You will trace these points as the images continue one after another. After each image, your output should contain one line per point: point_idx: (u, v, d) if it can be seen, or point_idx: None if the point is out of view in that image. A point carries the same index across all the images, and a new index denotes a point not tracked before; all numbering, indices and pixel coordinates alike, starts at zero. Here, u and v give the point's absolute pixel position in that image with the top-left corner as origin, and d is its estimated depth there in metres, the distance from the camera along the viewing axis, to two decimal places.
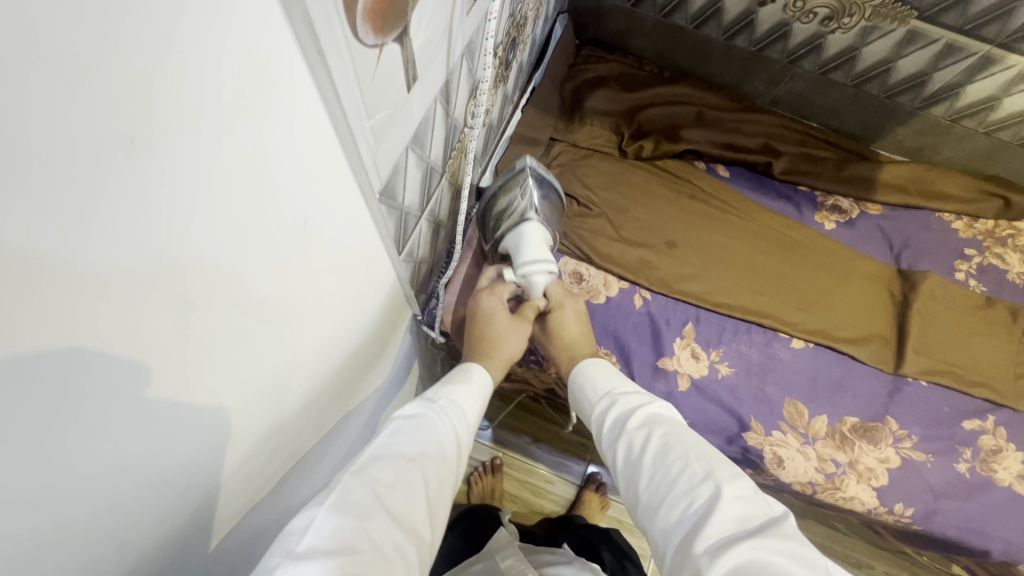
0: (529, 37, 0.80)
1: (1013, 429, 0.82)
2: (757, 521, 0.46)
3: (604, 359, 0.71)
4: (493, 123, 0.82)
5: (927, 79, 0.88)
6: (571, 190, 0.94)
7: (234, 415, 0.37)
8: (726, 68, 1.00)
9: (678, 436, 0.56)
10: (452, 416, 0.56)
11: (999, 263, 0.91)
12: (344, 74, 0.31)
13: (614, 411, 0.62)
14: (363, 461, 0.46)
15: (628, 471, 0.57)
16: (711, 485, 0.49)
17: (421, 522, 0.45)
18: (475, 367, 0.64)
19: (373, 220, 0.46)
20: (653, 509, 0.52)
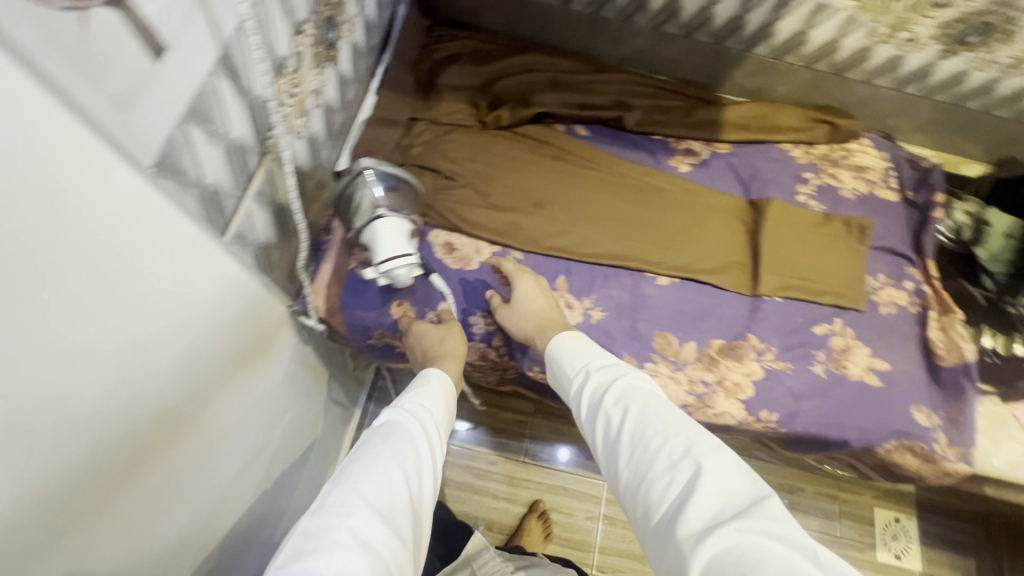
0: (358, 19, 0.82)
1: (859, 328, 0.91)
2: (738, 499, 0.50)
3: (579, 333, 0.76)
4: (336, 105, 0.82)
5: (743, 22, 0.95)
6: (436, 165, 0.95)
7: (74, 418, 0.42)
8: (573, 33, 1.05)
9: (659, 413, 0.60)
10: (417, 415, 0.64)
11: (833, 182, 1.00)
12: (90, 95, 0.36)
13: (596, 387, 0.67)
14: (349, 474, 0.54)
15: (612, 446, 0.61)
16: (692, 462, 0.53)
17: (405, 510, 0.54)
18: (432, 370, 0.72)
19: (184, 215, 0.50)
20: (635, 483, 0.57)
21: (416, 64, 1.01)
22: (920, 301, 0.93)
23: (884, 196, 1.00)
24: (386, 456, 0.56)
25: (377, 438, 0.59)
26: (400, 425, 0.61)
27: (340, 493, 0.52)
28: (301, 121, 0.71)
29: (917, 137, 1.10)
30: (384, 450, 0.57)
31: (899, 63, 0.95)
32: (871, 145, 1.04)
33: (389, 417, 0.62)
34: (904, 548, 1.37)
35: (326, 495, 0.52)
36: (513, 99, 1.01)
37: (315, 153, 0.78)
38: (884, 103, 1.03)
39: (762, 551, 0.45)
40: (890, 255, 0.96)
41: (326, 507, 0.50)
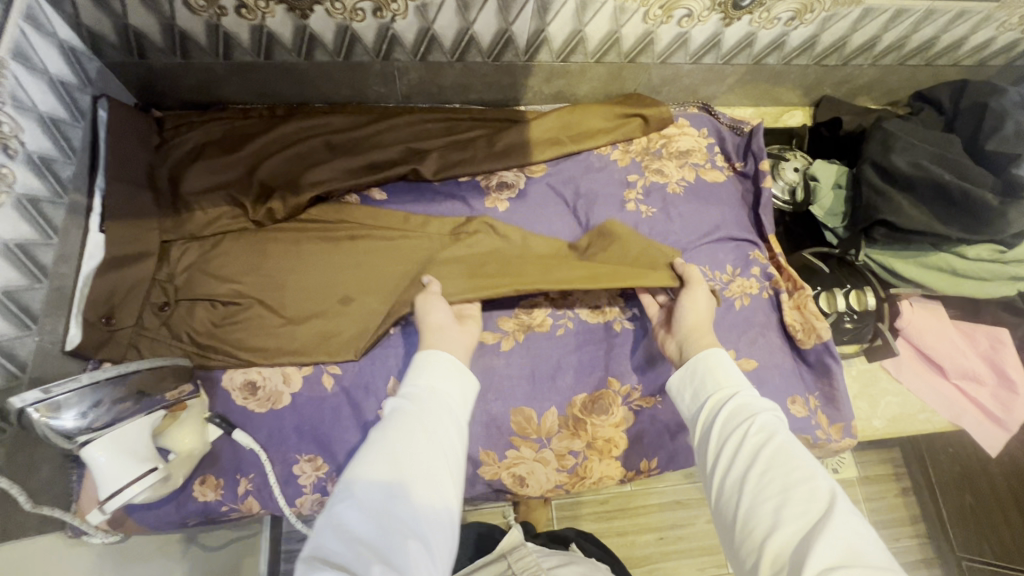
0: (11, 165, 0.62)
1: (719, 333, 0.85)
2: (876, 559, 0.43)
3: (724, 352, 0.65)
4: (22, 282, 0.63)
5: (512, 35, 0.82)
6: (206, 291, 0.78)
7: None
8: (336, 84, 0.89)
9: (795, 448, 0.52)
10: (435, 407, 0.56)
11: (660, 178, 0.92)
12: None
13: (735, 402, 0.58)
14: (370, 477, 0.48)
15: (733, 461, 0.54)
16: (839, 508, 0.46)
17: (420, 482, 0.49)
18: (445, 354, 0.63)
19: None
20: (752, 502, 0.50)
21: (150, 171, 0.80)
22: (770, 285, 0.88)
23: (713, 178, 0.94)
24: (403, 445, 0.51)
25: (395, 433, 0.52)
26: (416, 413, 0.55)
27: (353, 494, 0.47)
28: None
29: (734, 98, 1.04)
30: (401, 440, 0.51)
31: (687, 39, 0.87)
32: (688, 125, 0.97)
33: (402, 408, 0.55)
34: (839, 461, 1.40)
35: (340, 494, 0.48)
36: (285, 182, 0.84)
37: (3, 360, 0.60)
38: (689, 76, 0.96)
39: None
40: (732, 243, 0.91)
41: (345, 501, 0.47)
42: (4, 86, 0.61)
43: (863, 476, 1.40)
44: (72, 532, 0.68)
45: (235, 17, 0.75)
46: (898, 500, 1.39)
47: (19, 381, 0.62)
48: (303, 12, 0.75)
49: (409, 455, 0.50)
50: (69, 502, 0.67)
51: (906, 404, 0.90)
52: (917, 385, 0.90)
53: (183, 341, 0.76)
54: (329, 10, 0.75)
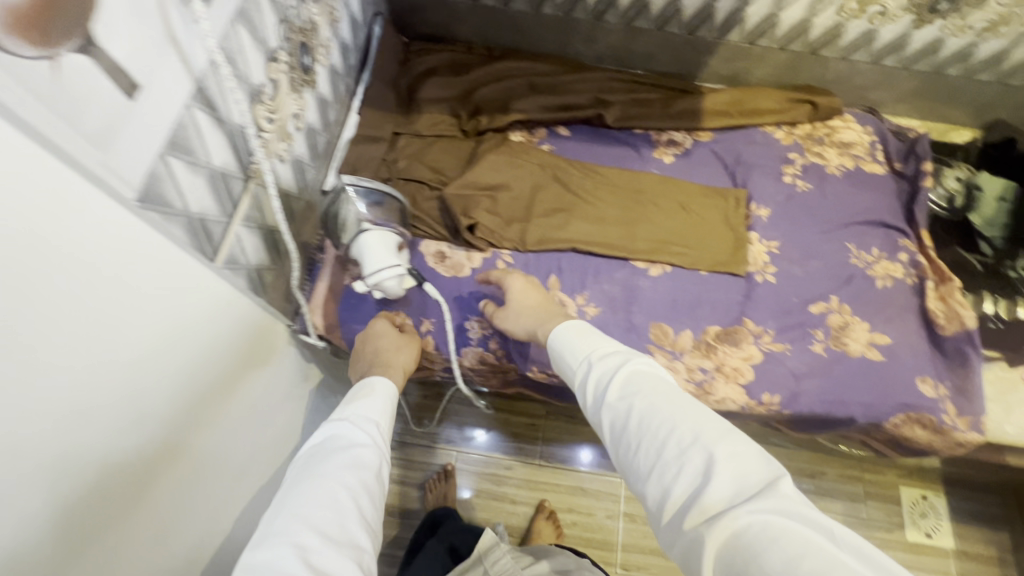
0: (333, 42, 0.84)
1: (856, 304, 0.90)
2: (756, 480, 0.51)
3: (586, 324, 0.74)
4: (317, 129, 0.83)
5: (712, 11, 0.95)
6: (422, 176, 0.97)
7: (71, 410, 0.44)
8: (547, 37, 1.06)
9: (661, 403, 0.59)
10: (362, 430, 0.68)
11: (819, 160, 1.00)
12: (49, 119, 0.37)
13: (596, 376, 0.67)
14: (294, 515, 0.56)
15: (618, 440, 0.62)
16: (713, 453, 0.53)
17: (343, 512, 0.58)
18: (377, 379, 0.76)
19: (151, 226, 0.50)
20: (645, 474, 0.57)
21: (396, 80, 1.02)
22: (916, 273, 0.92)
23: (872, 170, 1.00)
24: (333, 473, 0.61)
25: (322, 465, 0.62)
26: (342, 438, 0.66)
27: (283, 521, 0.55)
28: (284, 146, 0.73)
29: (902, 108, 1.09)
30: (329, 471, 0.61)
31: (873, 37, 0.95)
32: (854, 121, 1.04)
33: (332, 435, 0.66)
34: (934, 526, 1.29)
35: (270, 525, 0.56)
36: (493, 106, 1.02)
37: (301, 176, 0.80)
38: (863, 77, 1.03)
39: (775, 525, 0.45)
40: (883, 229, 0.95)
41: (271, 541, 0.53)
42: None
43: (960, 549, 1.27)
44: (297, 327, 0.85)
45: None
46: None
47: (303, 196, 0.82)
48: None
49: (341, 488, 0.60)
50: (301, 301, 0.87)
51: None
52: None
53: None
54: None
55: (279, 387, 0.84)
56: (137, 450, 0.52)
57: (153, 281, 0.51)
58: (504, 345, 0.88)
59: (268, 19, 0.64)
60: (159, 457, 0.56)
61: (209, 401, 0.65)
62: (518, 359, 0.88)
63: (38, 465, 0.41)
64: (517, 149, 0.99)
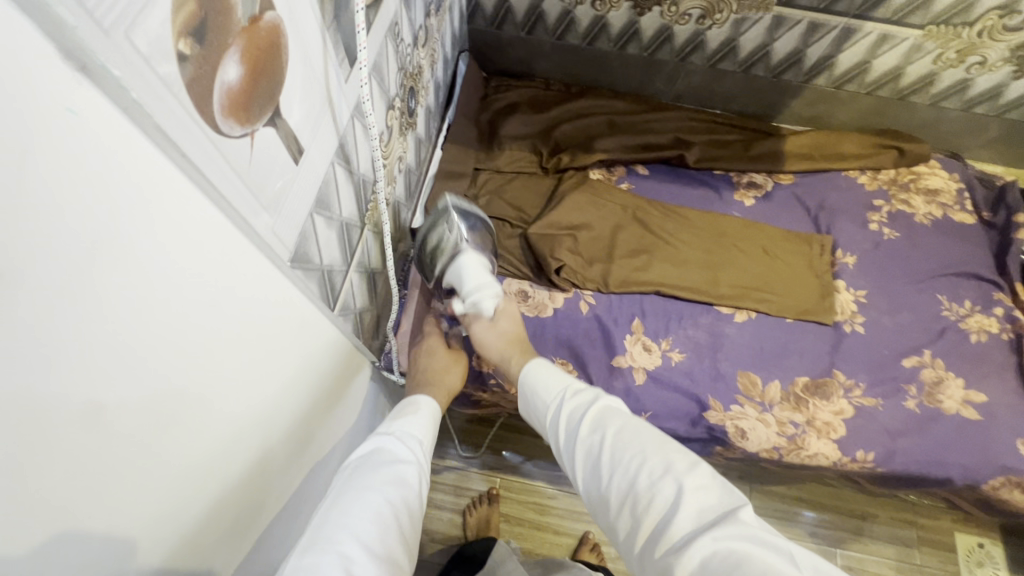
0: (431, 83, 0.85)
1: (951, 359, 0.88)
2: (727, 507, 0.48)
3: (540, 356, 0.68)
4: (412, 168, 0.84)
5: (803, 56, 0.95)
6: (503, 214, 0.97)
7: (218, 465, 0.43)
8: (627, 75, 1.06)
9: (624, 436, 0.56)
10: (406, 445, 0.63)
11: (906, 208, 0.98)
12: (244, 195, 0.37)
13: (562, 410, 0.62)
14: (333, 528, 0.50)
15: (586, 475, 0.58)
16: (683, 485, 0.50)
17: (383, 528, 0.52)
18: (421, 399, 0.71)
19: (294, 286, 0.49)
20: (616, 511, 0.54)
21: (477, 115, 1.03)
22: (1012, 328, 0.89)
23: (960, 219, 0.98)
24: (375, 487, 0.56)
25: (364, 479, 0.57)
26: (382, 454, 0.61)
27: (326, 532, 0.50)
28: (389, 189, 0.73)
29: (986, 154, 1.07)
30: (375, 484, 0.56)
31: (968, 85, 0.94)
32: (940, 167, 1.02)
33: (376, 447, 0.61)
34: None
35: (310, 536, 0.50)
36: (573, 144, 1.02)
37: (397, 216, 0.80)
38: (950, 123, 1.02)
39: (742, 555, 0.43)
40: (975, 281, 0.93)
41: (315, 551, 0.48)
42: (441, 28, 0.84)
43: None
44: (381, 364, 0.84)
45: (587, 7, 0.95)
46: None
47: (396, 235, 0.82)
48: (642, 10, 0.93)
49: (384, 502, 0.54)
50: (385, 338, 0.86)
51: None
52: None
53: None
54: (663, 12, 0.92)
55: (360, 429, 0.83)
56: (257, 502, 0.51)
57: (290, 337, 0.51)
58: None
59: (391, 69, 0.64)
60: (268, 505, 0.54)
61: (309, 447, 0.63)
62: None
63: (188, 523, 0.40)
64: (597, 188, 0.99)
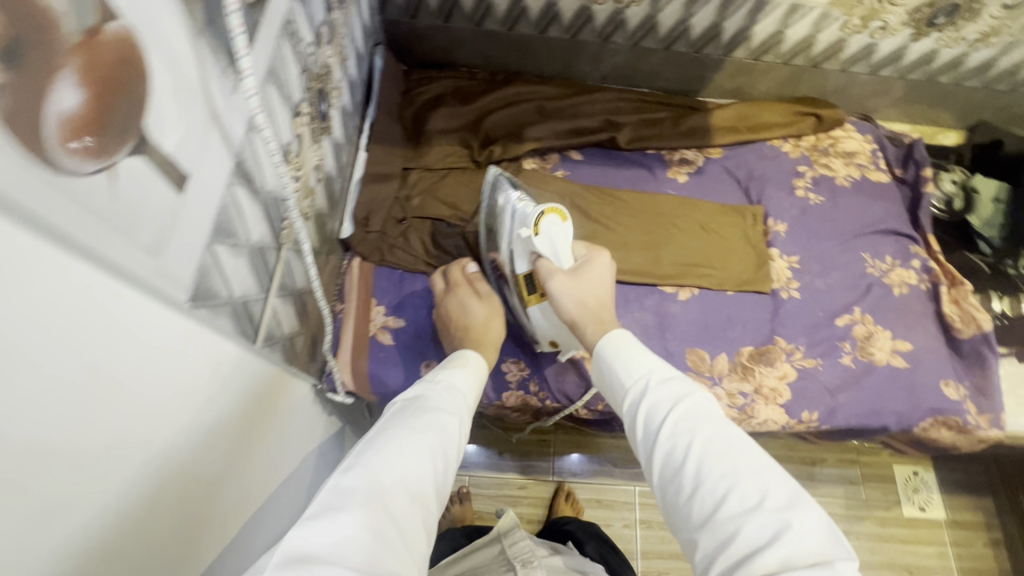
0: (343, 81, 0.79)
1: (878, 313, 0.92)
2: (823, 555, 0.42)
3: (627, 334, 0.62)
4: (333, 174, 0.78)
5: (720, 29, 0.95)
6: (439, 213, 0.93)
7: (122, 517, 0.39)
8: (551, 59, 1.04)
9: (717, 446, 0.49)
10: (453, 392, 0.58)
11: (827, 172, 1.02)
12: (108, 240, 0.32)
13: (648, 400, 0.55)
14: (369, 457, 0.46)
15: (664, 477, 0.52)
16: (784, 519, 0.44)
17: (424, 469, 0.48)
18: (469, 353, 0.66)
19: (201, 321, 0.44)
20: (692, 522, 0.48)
21: (400, 111, 0.97)
22: (929, 278, 0.95)
23: (876, 178, 1.03)
24: (422, 427, 0.51)
25: (408, 418, 0.52)
26: (434, 399, 0.56)
27: (368, 458, 0.46)
28: (307, 203, 0.68)
29: (894, 113, 1.13)
30: (418, 425, 0.51)
31: (873, 50, 0.97)
32: (854, 130, 1.06)
33: (424, 394, 0.56)
34: (926, 500, 1.33)
35: (353, 459, 0.47)
36: (505, 134, 0.99)
37: (322, 230, 0.75)
38: (860, 87, 1.06)
39: None
40: (894, 237, 0.98)
41: (357, 476, 0.44)
42: (348, 22, 0.78)
43: (952, 519, 1.32)
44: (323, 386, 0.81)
45: None
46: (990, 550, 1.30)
47: (324, 249, 0.77)
48: None
49: (427, 444, 0.50)
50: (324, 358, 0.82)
51: None
52: None
53: (417, 250, 0.90)
54: None
55: (306, 443, 0.78)
56: (184, 538, 0.47)
57: (201, 369, 0.46)
58: (543, 386, 0.86)
59: (290, 73, 0.58)
60: (205, 532, 0.51)
61: (248, 468, 0.59)
62: (559, 399, 0.85)
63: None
64: (532, 179, 0.97)
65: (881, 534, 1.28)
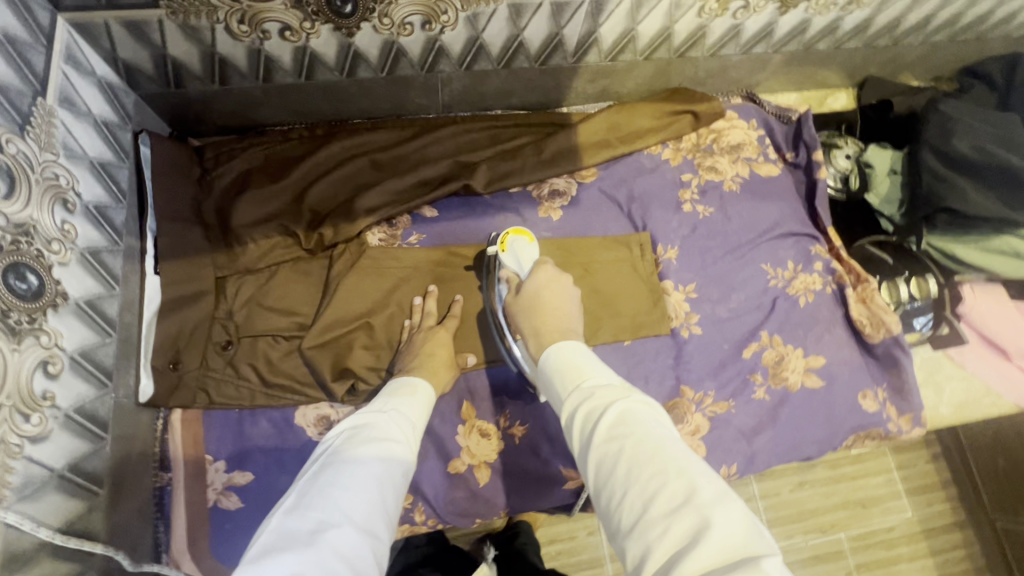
0: (72, 219, 0.59)
1: (786, 332, 0.84)
2: (749, 551, 0.36)
3: (578, 346, 0.58)
4: (92, 344, 0.61)
5: (561, 38, 0.79)
6: (269, 326, 0.75)
7: None
8: (377, 100, 0.86)
9: (648, 447, 0.44)
10: (398, 418, 0.55)
11: (714, 176, 0.90)
12: None
13: (584, 406, 0.50)
14: (308, 497, 0.45)
15: (598, 484, 0.46)
16: (706, 518, 0.38)
17: (370, 504, 0.46)
18: (420, 383, 0.64)
19: None
20: (623, 529, 0.42)
21: (197, 207, 0.76)
22: (834, 279, 0.87)
23: (767, 172, 0.92)
24: (367, 456, 0.49)
25: (352, 446, 0.50)
26: (380, 427, 0.53)
27: (311, 496, 0.45)
28: (36, 418, 0.52)
29: (777, 84, 1.01)
30: (363, 456, 0.49)
31: (739, 30, 0.84)
32: (737, 117, 0.94)
33: (372, 420, 0.53)
34: None
35: (295, 500, 0.45)
36: (336, 207, 0.81)
37: (88, 423, 0.59)
38: (736, 67, 0.93)
39: None
40: (793, 238, 0.89)
41: (302, 517, 0.43)
42: (56, 138, 0.58)
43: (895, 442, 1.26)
44: None
45: (278, 40, 0.70)
46: (930, 465, 1.26)
47: (102, 442, 0.62)
48: (348, 30, 0.71)
49: (374, 475, 0.47)
50: (159, 553, 0.69)
51: (971, 389, 0.90)
52: (980, 370, 0.90)
53: (251, 382, 0.74)
54: (376, 26, 0.71)
55: None
56: None
57: None
58: (433, 512, 0.75)
59: None
60: None
61: None
62: (455, 519, 0.75)
63: None
64: (378, 258, 0.80)
65: (832, 477, 1.20)
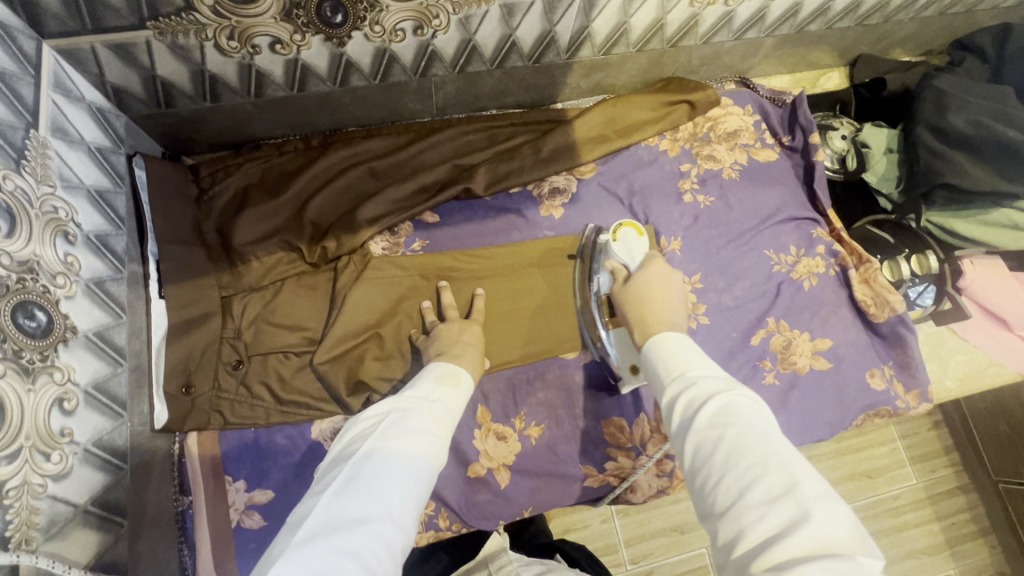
0: (75, 251, 0.59)
1: (792, 316, 0.85)
2: (849, 550, 0.35)
3: (683, 337, 0.56)
4: (103, 375, 0.61)
5: (554, 35, 0.78)
6: (279, 343, 0.74)
7: None
8: (370, 107, 0.85)
9: (752, 439, 0.43)
10: (436, 411, 0.54)
11: (713, 165, 0.90)
12: None
13: (687, 393, 0.49)
14: (348, 486, 0.44)
15: (692, 470, 0.45)
16: (810, 512, 0.37)
17: (405, 498, 0.45)
18: (462, 372, 0.61)
19: None
20: (714, 512, 0.42)
21: (197, 227, 0.75)
22: (836, 261, 0.88)
23: (765, 158, 0.92)
24: (406, 449, 0.48)
25: (395, 435, 0.48)
26: (423, 418, 0.52)
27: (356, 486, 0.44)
28: (56, 457, 0.52)
29: (770, 67, 1.01)
30: (405, 447, 0.48)
31: (732, 17, 0.83)
32: (732, 103, 0.94)
33: (413, 411, 0.52)
34: None
35: (337, 485, 0.44)
36: (337, 218, 0.80)
37: (106, 455, 0.59)
38: (729, 53, 0.92)
39: None
40: (794, 222, 0.90)
41: (343, 504, 0.42)
42: (52, 171, 0.57)
43: None
44: None
45: (268, 54, 0.69)
46: (931, 434, 1.29)
47: (122, 472, 0.62)
48: (340, 40, 0.69)
49: (412, 471, 0.47)
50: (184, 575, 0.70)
51: (974, 362, 0.91)
52: (983, 342, 0.91)
53: (264, 400, 0.73)
54: (367, 35, 0.70)
55: None
56: None
57: None
58: (455, 516, 0.76)
59: None
60: None
61: None
62: (477, 522, 0.76)
63: None
64: (383, 267, 0.80)
65: (837, 450, 1.22)
